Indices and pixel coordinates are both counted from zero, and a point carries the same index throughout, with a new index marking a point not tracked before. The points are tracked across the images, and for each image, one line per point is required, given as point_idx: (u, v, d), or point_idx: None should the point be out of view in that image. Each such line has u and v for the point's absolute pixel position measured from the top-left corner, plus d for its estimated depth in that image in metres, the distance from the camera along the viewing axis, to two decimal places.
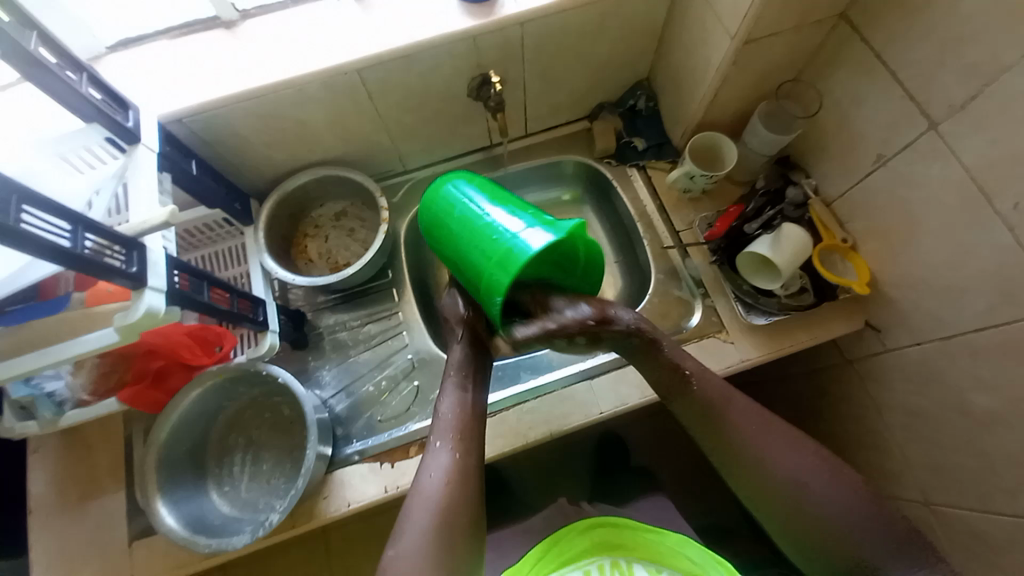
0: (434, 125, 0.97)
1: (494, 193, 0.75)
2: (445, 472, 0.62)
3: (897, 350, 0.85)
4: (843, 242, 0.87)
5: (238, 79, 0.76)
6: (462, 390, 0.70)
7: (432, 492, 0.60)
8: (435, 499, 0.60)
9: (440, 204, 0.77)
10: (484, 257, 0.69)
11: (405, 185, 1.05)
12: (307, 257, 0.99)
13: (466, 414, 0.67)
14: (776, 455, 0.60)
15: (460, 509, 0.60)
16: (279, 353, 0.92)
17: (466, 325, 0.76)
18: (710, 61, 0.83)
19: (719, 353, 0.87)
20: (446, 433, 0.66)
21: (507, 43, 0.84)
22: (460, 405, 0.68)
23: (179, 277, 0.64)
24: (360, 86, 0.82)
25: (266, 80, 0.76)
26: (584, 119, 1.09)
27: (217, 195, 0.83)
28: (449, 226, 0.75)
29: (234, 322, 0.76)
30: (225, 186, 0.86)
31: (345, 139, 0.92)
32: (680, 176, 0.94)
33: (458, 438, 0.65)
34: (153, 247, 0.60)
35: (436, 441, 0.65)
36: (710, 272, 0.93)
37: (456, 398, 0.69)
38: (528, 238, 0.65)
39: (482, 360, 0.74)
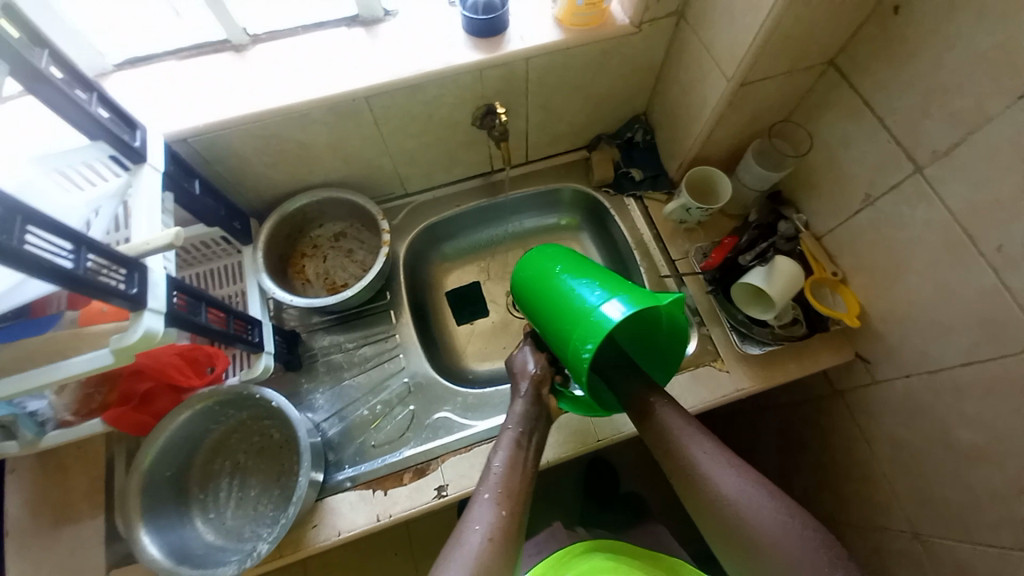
0: (437, 151, 0.98)
1: (579, 261, 0.79)
2: (491, 528, 0.55)
3: (885, 382, 0.87)
4: (833, 275, 0.90)
5: (245, 102, 0.77)
6: (517, 445, 0.67)
7: (472, 547, 0.53)
8: (473, 550, 0.53)
9: (534, 266, 0.82)
10: (569, 309, 0.70)
11: (405, 209, 1.06)
12: (305, 278, 0.98)
13: (516, 470, 0.63)
14: (721, 480, 0.57)
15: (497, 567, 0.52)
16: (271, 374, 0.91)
17: (531, 381, 0.76)
18: (706, 101, 0.87)
19: (713, 382, 0.88)
20: (495, 487, 0.60)
21: (512, 75, 0.87)
22: (513, 461, 0.64)
23: (178, 297, 0.64)
24: (366, 112, 0.83)
25: (274, 104, 0.77)
26: (583, 149, 1.12)
27: (215, 214, 0.82)
28: (537, 285, 0.79)
29: (229, 344, 0.75)
30: (226, 204, 0.86)
31: (348, 163, 0.93)
32: (677, 207, 0.96)
33: (506, 495, 0.59)
34: (154, 268, 0.59)
35: (485, 493, 0.60)
36: (705, 303, 0.94)
37: (509, 453, 0.65)
38: (609, 309, 0.63)
39: (542, 423, 0.72)
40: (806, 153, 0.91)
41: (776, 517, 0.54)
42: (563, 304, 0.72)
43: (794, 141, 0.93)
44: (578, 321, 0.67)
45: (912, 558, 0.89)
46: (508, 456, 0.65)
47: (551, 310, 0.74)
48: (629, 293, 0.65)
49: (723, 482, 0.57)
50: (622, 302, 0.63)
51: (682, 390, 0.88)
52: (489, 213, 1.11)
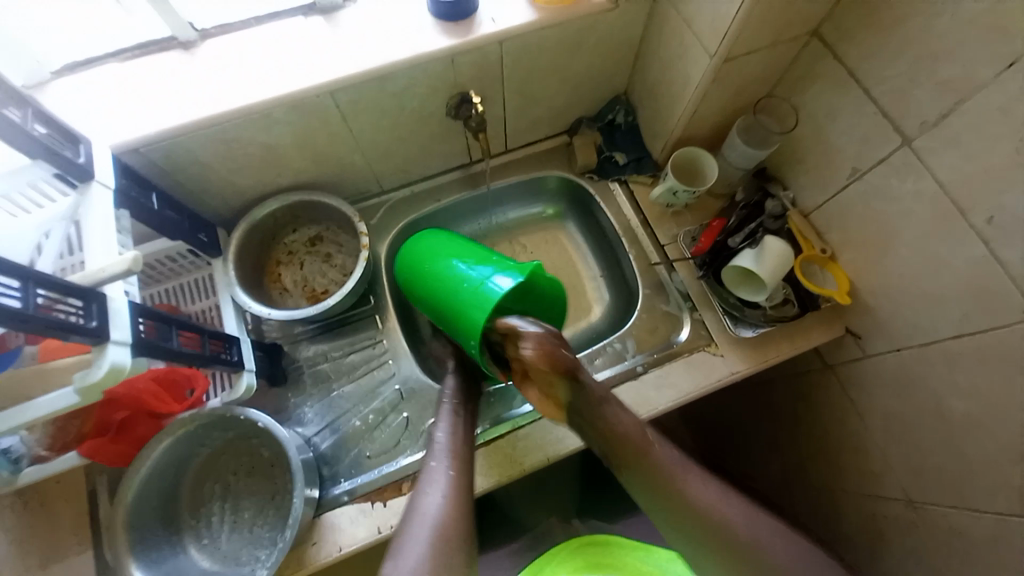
0: (413, 145, 0.93)
1: (462, 245, 0.84)
2: (445, 491, 0.68)
3: (876, 355, 0.88)
4: (822, 252, 0.89)
5: (202, 105, 0.71)
6: (456, 417, 0.78)
7: (430, 514, 0.65)
8: (434, 516, 0.65)
9: (416, 257, 0.86)
10: (454, 294, 0.78)
11: (383, 207, 1.02)
12: (282, 286, 0.94)
13: (459, 437, 0.75)
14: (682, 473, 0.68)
15: (455, 525, 0.64)
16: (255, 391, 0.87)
17: (458, 356, 0.88)
18: (689, 79, 0.84)
19: (707, 366, 0.88)
20: (443, 457, 0.72)
21: (487, 61, 0.82)
22: (454, 431, 0.76)
23: (145, 324, 0.59)
24: (334, 109, 0.79)
25: (233, 105, 0.71)
26: (563, 134, 1.08)
27: (179, 227, 0.77)
28: (420, 275, 0.85)
29: (207, 366, 0.70)
30: (189, 214, 0.80)
31: (319, 163, 0.88)
32: (663, 191, 0.93)
33: (456, 461, 0.72)
34: (115, 296, 0.55)
35: (433, 461, 0.72)
36: (696, 287, 0.93)
37: (451, 422, 0.77)
38: (496, 283, 0.74)
39: (474, 403, 0.83)
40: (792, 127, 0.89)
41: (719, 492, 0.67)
42: (447, 289, 0.79)
43: (779, 116, 0.91)
44: (467, 304, 0.76)
45: (907, 521, 0.92)
46: (450, 428, 0.76)
47: (434, 298, 0.82)
48: (504, 268, 0.76)
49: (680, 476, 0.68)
50: (505, 275, 0.75)
51: (677, 376, 0.87)
52: (471, 206, 1.07)
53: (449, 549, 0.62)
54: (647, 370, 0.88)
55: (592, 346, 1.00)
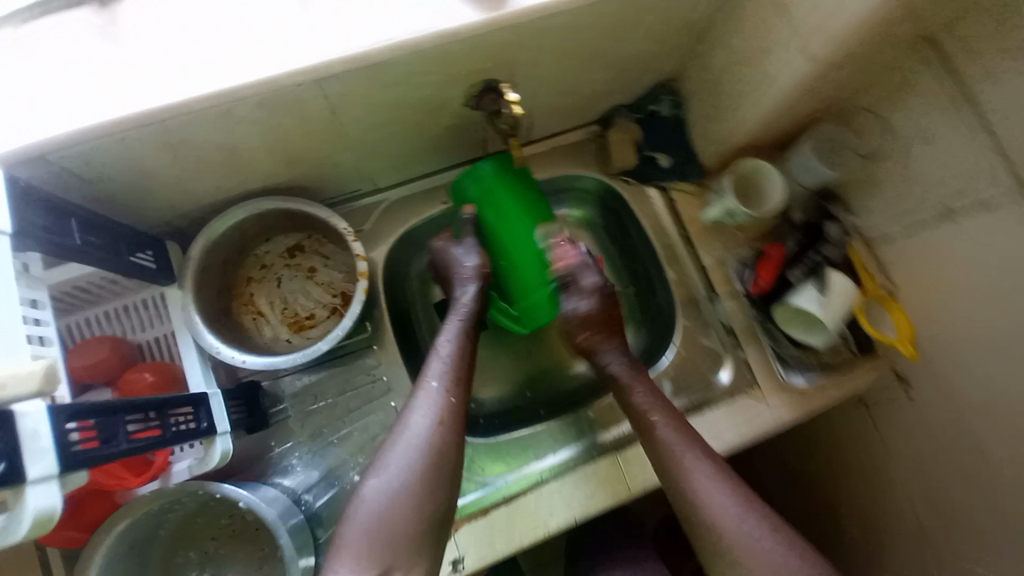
0: (414, 140, 0.74)
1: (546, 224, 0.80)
2: (435, 411, 0.64)
3: (920, 402, 0.80)
4: (885, 289, 0.79)
5: (131, 97, 0.50)
6: (467, 335, 0.73)
7: (419, 431, 0.62)
8: (422, 439, 0.62)
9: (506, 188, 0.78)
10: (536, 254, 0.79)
11: (378, 209, 0.84)
12: (256, 311, 0.77)
13: (462, 355, 0.71)
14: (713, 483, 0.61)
15: (445, 446, 0.63)
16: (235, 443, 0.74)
17: (483, 278, 0.77)
18: (769, 80, 0.68)
19: (749, 414, 0.80)
20: (443, 375, 0.68)
21: (515, 40, 0.62)
22: (460, 347, 0.71)
23: (79, 428, 0.44)
24: (317, 99, 0.59)
25: (175, 98, 0.51)
26: (595, 123, 0.90)
27: (108, 255, 0.58)
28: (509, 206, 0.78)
29: (175, 444, 0.56)
30: (121, 231, 0.61)
31: (295, 163, 0.69)
32: (719, 211, 0.80)
33: (456, 383, 0.68)
34: (28, 414, 0.39)
35: (432, 379, 0.67)
36: (743, 319, 0.83)
37: (458, 341, 0.72)
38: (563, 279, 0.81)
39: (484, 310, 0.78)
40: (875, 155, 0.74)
41: (759, 529, 0.57)
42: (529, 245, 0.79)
43: (866, 135, 0.74)
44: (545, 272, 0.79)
45: None
46: (457, 341, 0.72)
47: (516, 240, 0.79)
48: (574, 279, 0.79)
49: (713, 495, 0.60)
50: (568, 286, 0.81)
51: (717, 424, 0.79)
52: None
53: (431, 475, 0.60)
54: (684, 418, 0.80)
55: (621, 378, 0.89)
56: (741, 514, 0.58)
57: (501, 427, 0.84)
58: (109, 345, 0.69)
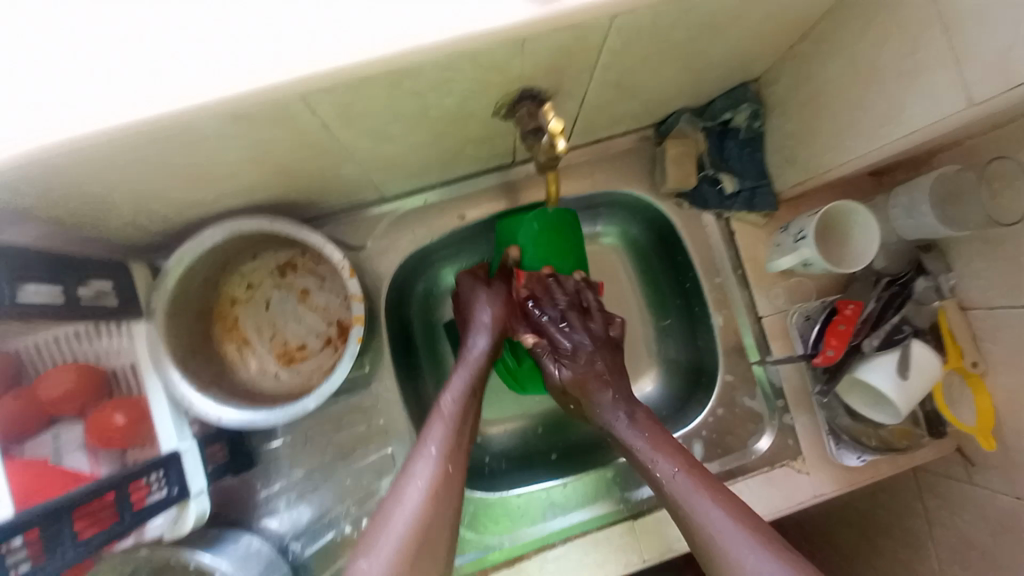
0: (432, 150, 0.60)
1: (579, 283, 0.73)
2: (430, 483, 0.54)
3: (987, 490, 0.68)
4: (971, 365, 0.66)
5: (59, 112, 0.38)
6: (472, 392, 0.62)
7: (406, 508, 0.52)
8: (412, 516, 0.51)
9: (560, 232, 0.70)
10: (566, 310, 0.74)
11: (386, 220, 0.71)
12: (240, 338, 0.68)
13: (465, 419, 0.60)
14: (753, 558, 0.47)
15: (438, 529, 0.52)
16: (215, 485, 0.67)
17: (501, 323, 0.66)
18: (897, 111, 0.52)
19: (788, 486, 0.70)
20: (442, 440, 0.57)
21: (572, 44, 0.47)
22: (464, 405, 0.61)
23: (15, 545, 0.40)
24: (304, 112, 0.45)
25: (118, 114, 0.38)
26: (649, 128, 0.75)
27: (43, 308, 0.47)
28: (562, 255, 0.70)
29: (151, 519, 0.53)
30: (62, 265, 0.50)
31: (287, 176, 0.56)
32: (791, 261, 0.66)
33: (455, 448, 0.57)
34: None
35: (430, 445, 0.56)
36: (795, 381, 0.72)
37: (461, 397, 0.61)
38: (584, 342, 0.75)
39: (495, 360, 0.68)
40: (1019, 221, 0.57)
41: None
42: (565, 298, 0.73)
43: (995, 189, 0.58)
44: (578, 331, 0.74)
45: None
46: (460, 396, 0.61)
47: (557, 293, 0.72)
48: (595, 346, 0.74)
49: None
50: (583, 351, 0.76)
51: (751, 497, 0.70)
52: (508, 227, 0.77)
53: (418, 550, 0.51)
54: None
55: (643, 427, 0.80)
56: None
57: (509, 472, 0.77)
58: (74, 374, 0.53)
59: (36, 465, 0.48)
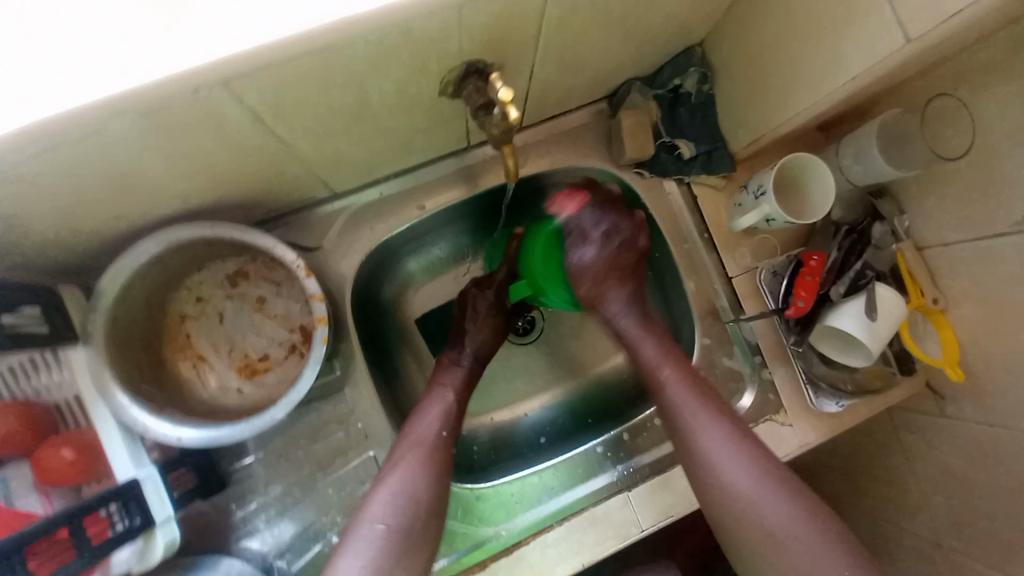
0: (379, 137, 0.58)
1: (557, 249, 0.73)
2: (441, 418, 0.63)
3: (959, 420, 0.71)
4: (931, 302, 0.68)
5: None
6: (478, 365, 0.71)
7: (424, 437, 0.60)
8: (429, 439, 0.60)
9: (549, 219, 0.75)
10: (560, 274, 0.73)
11: (342, 217, 0.69)
12: (195, 356, 0.64)
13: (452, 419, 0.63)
14: (706, 429, 0.59)
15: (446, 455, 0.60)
16: (192, 516, 0.65)
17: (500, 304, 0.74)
18: (840, 60, 0.52)
19: (774, 439, 0.71)
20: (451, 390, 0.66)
21: (510, 14, 0.45)
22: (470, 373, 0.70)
23: None
24: (232, 103, 0.42)
25: (23, 116, 0.36)
26: (602, 101, 0.75)
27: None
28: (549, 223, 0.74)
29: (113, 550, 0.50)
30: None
31: (226, 178, 0.53)
32: (753, 218, 0.67)
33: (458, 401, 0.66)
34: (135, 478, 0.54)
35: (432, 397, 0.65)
36: (769, 336, 0.73)
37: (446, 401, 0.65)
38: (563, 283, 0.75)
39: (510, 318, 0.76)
40: (961, 158, 0.60)
41: (748, 476, 0.56)
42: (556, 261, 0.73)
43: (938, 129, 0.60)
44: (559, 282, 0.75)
45: None
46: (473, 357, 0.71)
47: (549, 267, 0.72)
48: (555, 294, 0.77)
49: (713, 441, 0.58)
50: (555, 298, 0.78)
51: None
52: (484, 205, 0.77)
53: (407, 539, 0.53)
54: None
55: (627, 401, 0.81)
56: (721, 449, 0.57)
57: (508, 461, 0.78)
58: (14, 413, 0.49)
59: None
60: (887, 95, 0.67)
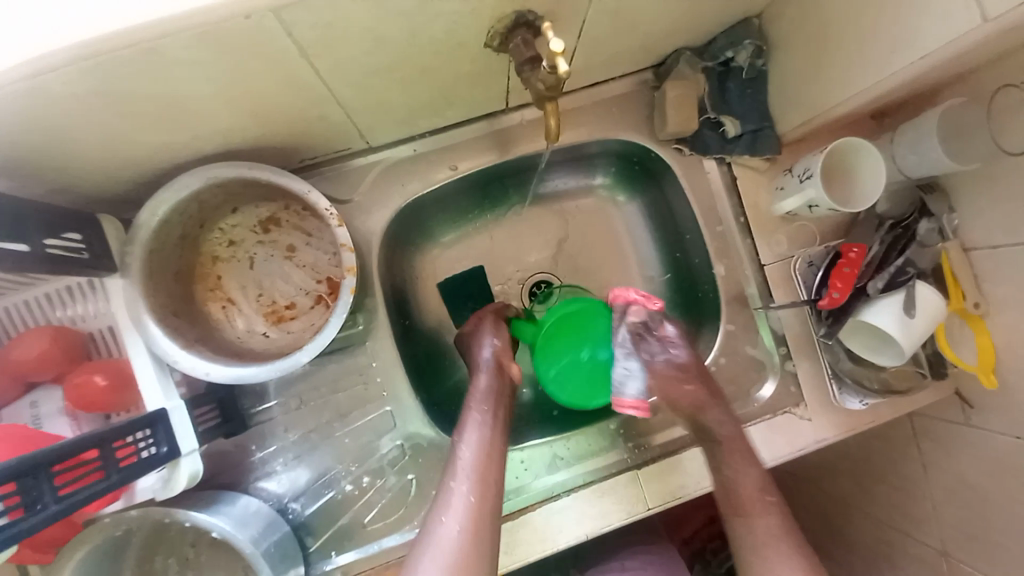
0: (418, 89, 0.57)
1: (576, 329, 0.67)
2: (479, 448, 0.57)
3: (985, 431, 0.68)
4: (972, 306, 0.64)
5: (27, 28, 0.37)
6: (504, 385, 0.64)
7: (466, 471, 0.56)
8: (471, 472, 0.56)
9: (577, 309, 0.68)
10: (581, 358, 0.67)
11: (375, 171, 0.68)
12: (225, 297, 0.65)
13: (490, 457, 0.57)
14: (764, 523, 0.57)
15: (494, 485, 0.56)
16: (214, 451, 0.67)
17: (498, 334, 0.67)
18: (908, 35, 0.49)
19: (792, 431, 0.70)
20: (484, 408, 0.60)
21: None
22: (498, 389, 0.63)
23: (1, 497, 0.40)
24: (280, 36, 0.42)
25: (88, 28, 0.37)
26: (648, 70, 0.73)
27: (8, 256, 0.44)
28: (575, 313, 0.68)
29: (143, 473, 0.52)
30: (22, 214, 0.46)
31: (267, 119, 0.54)
32: (796, 203, 0.66)
33: (495, 419, 0.60)
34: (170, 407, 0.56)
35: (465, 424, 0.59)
36: (797, 327, 0.72)
37: (479, 438, 0.58)
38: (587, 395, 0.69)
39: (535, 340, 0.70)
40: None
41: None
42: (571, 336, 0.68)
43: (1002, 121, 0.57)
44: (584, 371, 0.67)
45: None
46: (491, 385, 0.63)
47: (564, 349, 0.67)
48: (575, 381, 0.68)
49: (768, 535, 0.56)
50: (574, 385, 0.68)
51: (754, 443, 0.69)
52: (517, 173, 0.76)
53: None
54: None
55: None
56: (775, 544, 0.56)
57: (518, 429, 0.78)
58: (50, 336, 0.55)
59: (17, 431, 0.50)
60: (950, 83, 0.63)
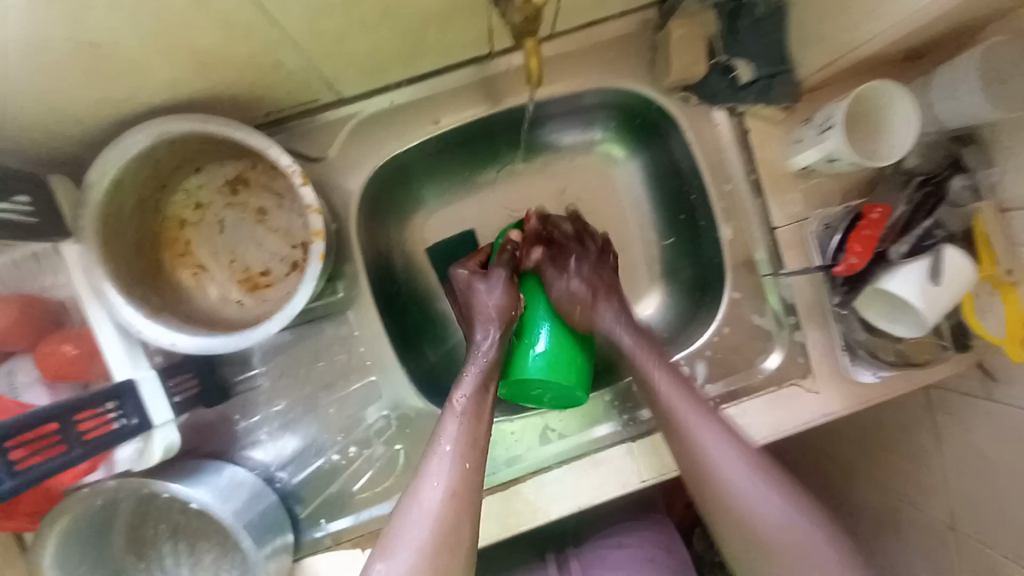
0: (387, 30, 0.51)
1: None
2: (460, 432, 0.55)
3: (1009, 405, 0.63)
4: (1005, 272, 0.57)
5: None
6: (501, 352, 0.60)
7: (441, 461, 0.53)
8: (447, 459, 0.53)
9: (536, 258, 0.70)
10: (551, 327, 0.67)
11: (350, 126, 0.63)
12: (195, 263, 0.62)
13: (472, 444, 0.54)
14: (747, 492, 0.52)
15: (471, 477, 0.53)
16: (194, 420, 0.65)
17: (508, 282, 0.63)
18: None
19: (796, 404, 0.66)
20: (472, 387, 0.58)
21: None
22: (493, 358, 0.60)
23: None
24: None
25: None
26: (652, 8, 0.65)
27: None
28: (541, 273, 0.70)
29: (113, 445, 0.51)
30: None
31: (218, 65, 0.48)
32: (815, 156, 0.59)
33: (483, 396, 0.57)
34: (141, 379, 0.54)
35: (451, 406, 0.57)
36: (807, 295, 0.66)
37: (463, 423, 0.55)
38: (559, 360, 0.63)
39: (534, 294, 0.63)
40: None
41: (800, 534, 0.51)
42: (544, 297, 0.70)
43: None
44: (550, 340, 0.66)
45: None
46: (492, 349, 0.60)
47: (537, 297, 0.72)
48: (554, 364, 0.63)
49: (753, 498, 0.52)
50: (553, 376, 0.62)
51: (755, 417, 0.65)
52: (506, 127, 0.70)
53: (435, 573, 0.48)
54: (716, 408, 0.66)
55: None
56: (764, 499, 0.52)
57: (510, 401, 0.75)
58: (20, 305, 0.51)
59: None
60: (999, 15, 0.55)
